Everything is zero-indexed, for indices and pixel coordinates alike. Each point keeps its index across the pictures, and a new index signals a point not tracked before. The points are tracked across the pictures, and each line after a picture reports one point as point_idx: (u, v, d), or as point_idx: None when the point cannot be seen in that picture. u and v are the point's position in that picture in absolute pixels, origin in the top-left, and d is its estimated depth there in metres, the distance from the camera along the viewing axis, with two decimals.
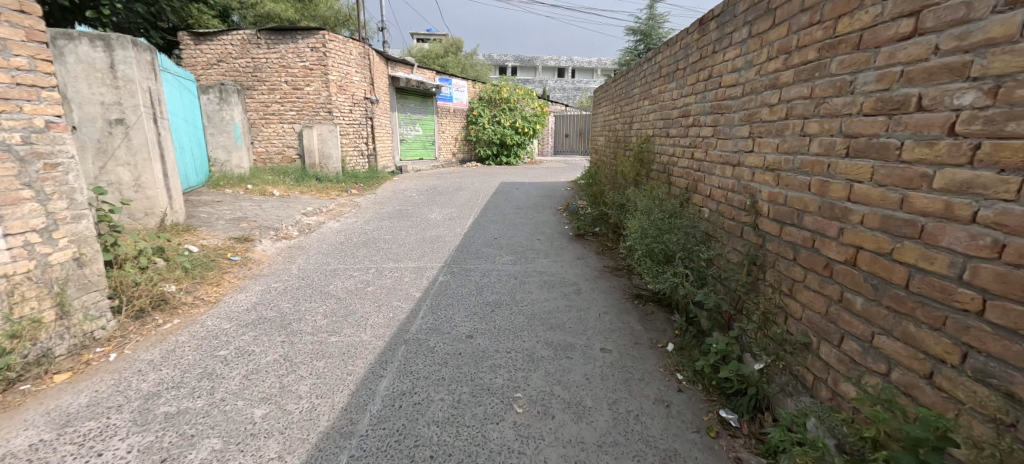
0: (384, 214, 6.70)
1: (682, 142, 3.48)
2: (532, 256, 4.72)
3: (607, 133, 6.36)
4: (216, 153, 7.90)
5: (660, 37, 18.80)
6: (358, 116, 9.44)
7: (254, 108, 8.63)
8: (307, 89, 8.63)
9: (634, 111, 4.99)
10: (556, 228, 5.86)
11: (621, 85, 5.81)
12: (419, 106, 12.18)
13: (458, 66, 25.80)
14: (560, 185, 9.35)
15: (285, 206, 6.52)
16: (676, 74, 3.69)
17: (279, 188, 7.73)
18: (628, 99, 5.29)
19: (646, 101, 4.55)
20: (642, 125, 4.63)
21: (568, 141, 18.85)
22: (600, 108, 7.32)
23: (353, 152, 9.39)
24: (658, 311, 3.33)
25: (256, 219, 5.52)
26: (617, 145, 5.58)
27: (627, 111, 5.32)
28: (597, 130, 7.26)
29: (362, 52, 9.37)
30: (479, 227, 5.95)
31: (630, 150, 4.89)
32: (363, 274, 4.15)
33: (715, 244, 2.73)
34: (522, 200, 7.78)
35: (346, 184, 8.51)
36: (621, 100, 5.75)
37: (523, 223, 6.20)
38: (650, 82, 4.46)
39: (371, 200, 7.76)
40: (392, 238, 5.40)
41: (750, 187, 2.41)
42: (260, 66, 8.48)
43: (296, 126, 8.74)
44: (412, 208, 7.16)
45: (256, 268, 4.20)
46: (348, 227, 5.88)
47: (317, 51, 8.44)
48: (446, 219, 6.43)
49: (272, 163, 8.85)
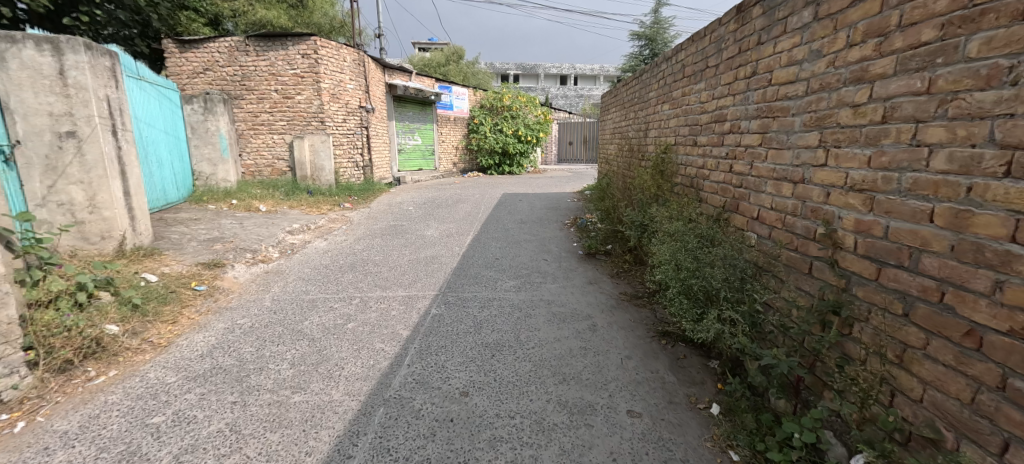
0: (376, 231, 6.16)
1: (715, 152, 2.93)
2: (538, 280, 4.17)
3: (618, 141, 5.82)
4: (200, 166, 7.43)
5: (665, 42, 18.44)
6: (352, 126, 8.97)
7: (242, 118, 8.16)
8: (298, 98, 8.16)
9: (651, 116, 4.45)
10: (564, 246, 5.31)
11: (634, 88, 5.28)
12: (418, 115, 11.71)
13: (460, 74, 25.45)
14: (566, 196, 8.81)
15: (269, 222, 6.01)
16: (704, 74, 3.15)
17: (266, 203, 7.24)
18: (643, 104, 4.75)
19: (666, 105, 4.01)
20: (661, 132, 4.09)
21: (572, 149, 18.35)
22: (610, 114, 6.78)
23: (347, 163, 8.90)
24: (691, 353, 2.77)
25: (233, 240, 5.00)
26: (631, 154, 5.04)
27: (642, 116, 4.79)
28: (606, 138, 6.74)
29: (357, 59, 8.91)
30: (478, 245, 5.41)
31: (647, 161, 4.34)
32: (345, 306, 3.61)
33: (770, 280, 2.17)
34: (526, 213, 7.23)
35: (339, 197, 8.03)
36: (634, 105, 5.21)
37: (528, 240, 5.66)
38: (670, 83, 3.91)
39: (364, 215, 7.25)
40: (383, 259, 4.87)
41: (823, 211, 1.86)
42: (248, 74, 8.02)
43: (287, 136, 8.27)
44: (407, 224, 6.62)
45: (224, 299, 3.68)
46: (335, 247, 5.34)
47: (309, 58, 8.00)
48: (444, 236, 5.89)
49: (261, 175, 8.36)
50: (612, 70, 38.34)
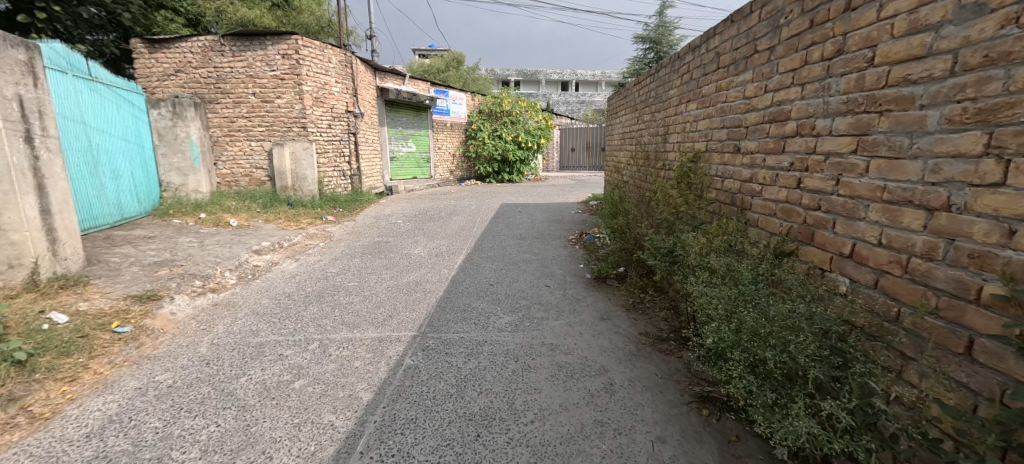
0: (357, 249, 5.45)
1: (770, 161, 2.22)
2: (539, 316, 3.45)
3: (631, 147, 5.13)
4: (168, 176, 6.74)
5: (671, 43, 17.81)
6: (338, 132, 8.28)
7: (218, 124, 7.45)
8: (277, 101, 7.46)
9: (673, 117, 3.73)
10: (569, 269, 4.58)
11: (649, 87, 4.57)
12: (412, 120, 11.05)
13: (459, 80, 24.98)
14: (569, 207, 8.10)
15: (235, 240, 5.31)
16: (751, 61, 2.46)
17: (239, 217, 6.55)
18: (662, 104, 4.04)
19: (693, 104, 3.31)
20: (688, 136, 3.37)
21: (575, 156, 17.68)
22: (619, 118, 6.09)
23: (332, 172, 8.21)
24: (745, 433, 2.06)
25: (184, 263, 4.30)
26: (648, 163, 4.31)
27: (661, 118, 4.08)
28: (615, 144, 6.06)
29: (343, 60, 8.24)
30: (471, 267, 4.69)
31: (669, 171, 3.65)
32: (299, 353, 2.89)
33: (886, 353, 1.47)
34: (526, 227, 6.51)
35: (322, 210, 7.35)
36: (649, 107, 4.51)
37: (528, 260, 4.93)
38: (699, 77, 3.20)
39: (347, 230, 6.55)
40: (358, 287, 4.15)
41: (994, 258, 1.18)
42: (224, 76, 7.32)
43: (266, 143, 7.58)
44: (393, 241, 5.90)
45: (149, 345, 2.97)
46: (306, 270, 4.63)
47: (290, 58, 7.32)
48: (432, 255, 5.18)
49: (238, 186, 7.65)
50: (614, 75, 37.88)
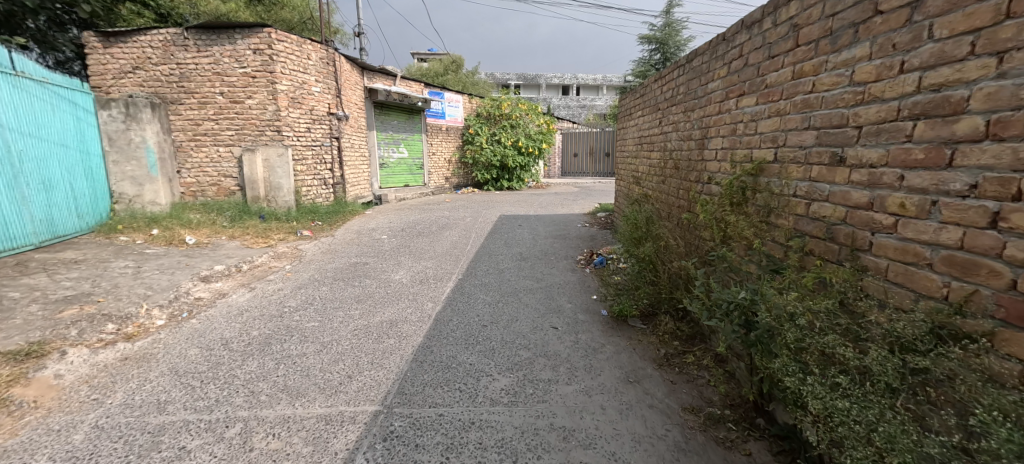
0: (327, 274, 4.60)
1: (918, 179, 1.42)
2: (545, 379, 2.60)
3: (653, 153, 4.31)
4: (120, 186, 5.89)
5: (677, 44, 17.08)
6: (319, 136, 7.39)
7: (181, 128, 6.59)
8: (248, 102, 6.59)
9: (717, 116, 2.90)
10: (581, 303, 3.75)
11: (676, 81, 3.74)
12: (404, 124, 10.23)
13: (458, 83, 24.33)
14: (575, 219, 7.26)
15: (181, 263, 4.46)
16: (868, 28, 1.64)
17: (198, 233, 5.72)
18: (699, 101, 3.20)
19: (750, 97, 2.49)
20: (743, 140, 2.54)
21: (578, 162, 16.86)
22: (635, 119, 5.26)
23: (312, 181, 7.33)
24: None
25: (103, 297, 3.47)
26: (680, 173, 3.47)
27: (697, 118, 3.24)
28: (631, 150, 5.24)
29: (325, 57, 7.41)
30: (461, 300, 3.84)
31: (714, 185, 2.81)
32: (207, 445, 2.05)
33: None
34: (527, 244, 5.68)
35: (298, 223, 6.53)
36: (678, 104, 3.68)
37: (530, 290, 4.08)
38: (761, 61, 2.37)
39: (322, 248, 5.72)
40: (317, 329, 3.30)
41: None
42: (188, 74, 6.46)
43: (236, 149, 6.70)
44: (372, 263, 5.05)
45: (5, 431, 2.14)
46: (258, 304, 3.78)
47: (262, 54, 6.48)
48: (416, 282, 4.34)
49: (204, 196, 6.77)
50: (615, 79, 37.20)
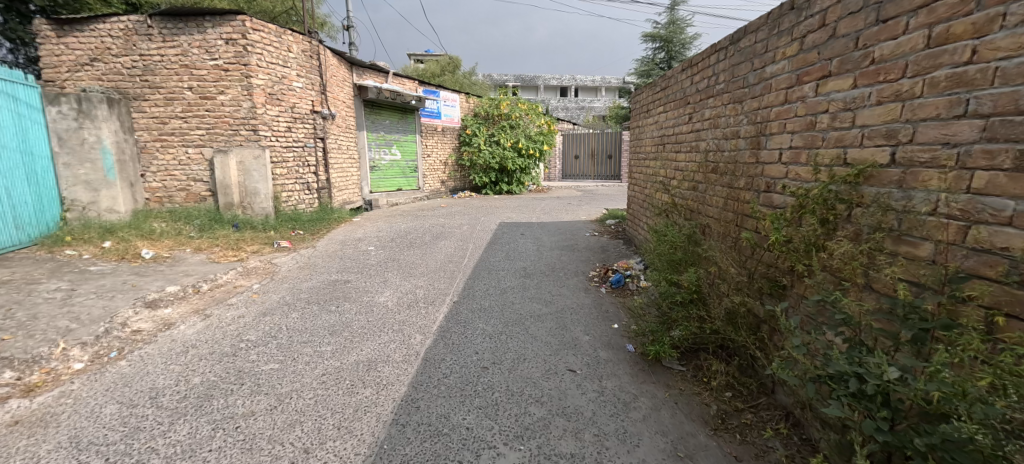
0: (299, 296, 3.93)
1: None
2: (567, 454, 1.95)
3: (683, 153, 3.66)
4: (72, 191, 5.19)
5: (682, 43, 16.55)
6: (302, 137, 6.69)
7: (146, 126, 5.91)
8: (219, 98, 5.90)
9: (783, 106, 2.26)
10: (601, 335, 3.11)
11: (714, 68, 3.11)
12: (397, 124, 9.57)
13: (456, 84, 23.68)
14: (582, 227, 6.62)
15: (126, 284, 3.79)
16: None
17: (159, 245, 5.04)
18: (752, 88, 2.57)
19: (840, 79, 1.86)
20: (830, 137, 1.91)
21: (579, 164, 16.25)
22: (654, 116, 4.62)
23: (294, 186, 6.61)
24: None
25: (12, 334, 2.80)
26: (724, 179, 2.83)
27: (748, 111, 2.61)
28: (652, 151, 4.60)
29: (308, 49, 6.72)
30: (456, 331, 3.19)
31: (786, 195, 2.16)
32: None
33: None
34: (532, 257, 5.03)
35: (275, 232, 5.86)
36: (717, 95, 3.05)
37: (538, 317, 3.43)
38: (864, 28, 1.74)
39: (299, 262, 5.05)
40: (275, 375, 2.64)
41: None
42: (152, 66, 5.79)
43: (207, 150, 6.00)
44: (354, 280, 4.38)
45: None
46: (210, 336, 3.11)
47: (235, 45, 5.81)
48: (403, 306, 3.68)
49: (172, 203, 6.09)
50: (615, 80, 36.70)
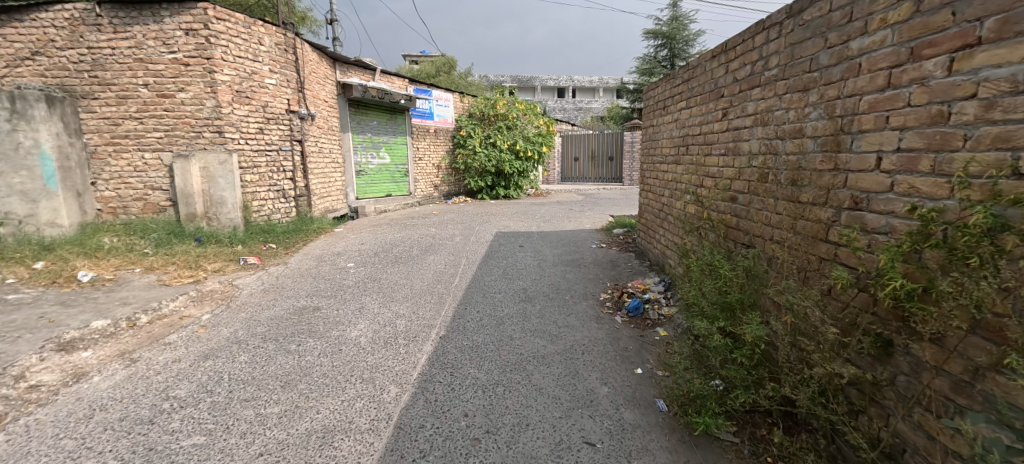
0: (254, 330, 3.27)
1: None
2: None
3: (715, 155, 3.03)
4: (6, 202, 4.42)
5: (684, 40, 16.00)
6: (276, 139, 6.03)
7: (96, 129, 5.25)
8: (180, 96, 5.24)
9: (883, 93, 1.65)
10: (623, 386, 2.47)
11: (761, 50, 2.48)
12: (385, 125, 8.91)
13: (451, 84, 23.06)
14: (587, 237, 5.98)
15: (43, 320, 3.13)
16: None
17: (103, 265, 4.38)
18: (826, 71, 1.94)
19: (1003, 47, 1.26)
20: (984, 134, 1.30)
21: (579, 166, 15.65)
22: (673, 112, 3.99)
23: (267, 194, 5.94)
24: None
25: None
26: (781, 190, 2.21)
27: (818, 102, 1.99)
28: (671, 153, 3.97)
29: (282, 43, 6.07)
30: (441, 382, 2.54)
31: (902, 216, 1.54)
32: None
33: None
34: (533, 276, 4.39)
35: (243, 247, 5.20)
36: (765, 83, 2.43)
37: (542, 359, 2.79)
38: None
39: (266, 282, 4.40)
40: (196, 454, 1.98)
41: None
42: (102, 61, 5.13)
43: (165, 155, 5.33)
44: (325, 307, 3.72)
45: None
46: (128, 393, 2.45)
47: (196, 36, 5.15)
48: (379, 344, 3.03)
49: (127, 214, 5.42)
50: (613, 80, 36.22)
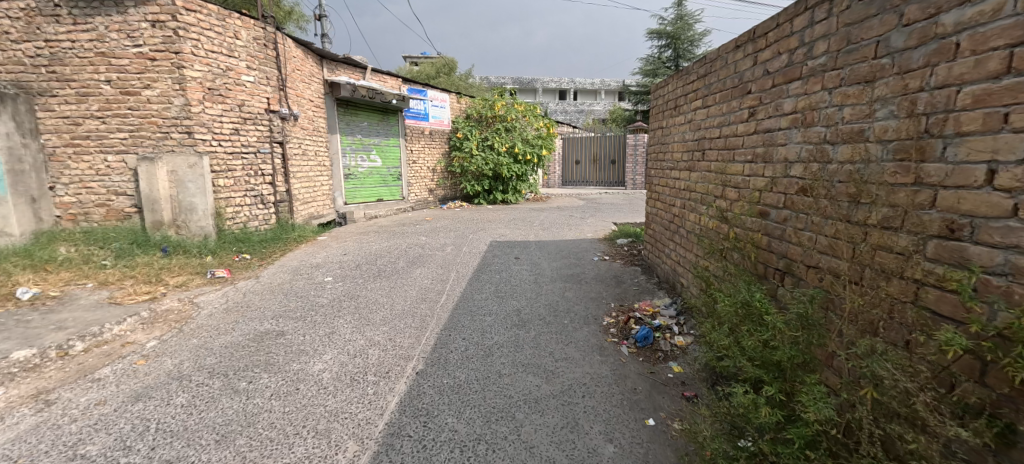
0: (201, 362, 2.81)
1: None
2: None
3: (741, 162, 2.58)
4: None
5: (688, 40, 15.59)
6: (253, 140, 5.60)
7: (54, 128, 4.82)
8: (146, 93, 4.82)
9: (997, 83, 1.21)
10: (632, 446, 2.01)
11: (803, 35, 2.03)
12: (377, 126, 8.48)
13: (451, 85, 22.63)
14: (589, 248, 5.52)
15: None
16: None
17: (50, 279, 3.93)
18: (901, 55, 1.50)
19: None
20: None
21: (579, 170, 15.21)
22: (685, 113, 3.55)
23: (243, 199, 5.50)
24: None
25: None
26: (831, 207, 1.76)
27: (888, 97, 1.55)
28: (684, 159, 3.52)
29: (261, 37, 5.64)
30: (410, 437, 2.08)
31: None
32: None
33: None
34: (528, 295, 3.93)
35: (212, 258, 4.75)
36: (808, 75, 1.98)
37: (534, 405, 2.33)
38: None
39: (230, 299, 3.94)
40: None
41: None
42: (61, 55, 4.72)
43: (130, 157, 4.90)
44: (290, 332, 3.26)
45: None
46: (26, 451, 2.01)
47: (164, 28, 4.73)
48: (344, 382, 2.57)
49: (89, 221, 4.99)
50: (615, 83, 35.83)
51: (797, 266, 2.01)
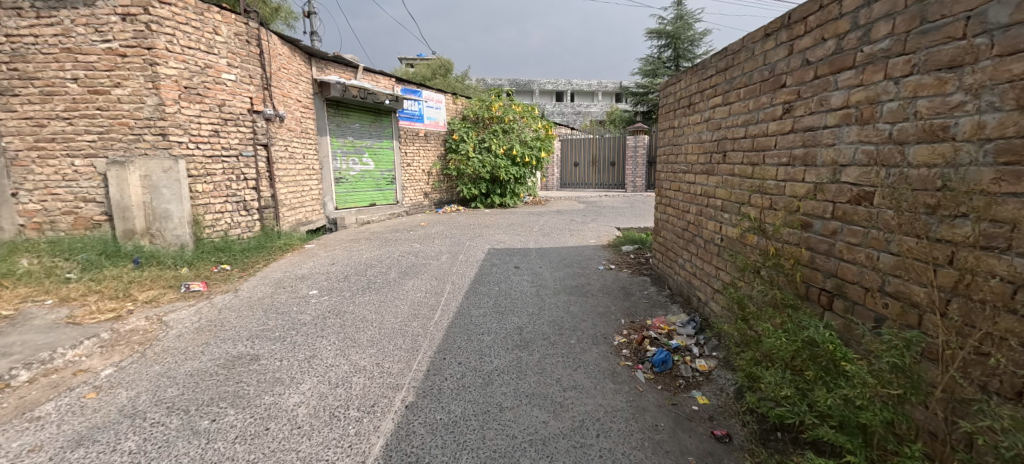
0: (160, 395, 2.47)
1: None
2: None
3: (774, 165, 2.26)
4: None
5: (688, 40, 15.34)
6: (235, 143, 5.26)
7: (17, 130, 4.46)
8: (116, 92, 4.47)
9: None
10: None
11: (858, 15, 1.72)
12: (369, 128, 8.14)
13: (448, 86, 22.29)
14: (594, 256, 5.19)
15: None
16: None
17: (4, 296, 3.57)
18: (1007, 33, 1.20)
19: None
20: None
21: (579, 172, 14.90)
22: (701, 111, 3.24)
23: (223, 205, 5.15)
24: None
25: None
26: (903, 220, 1.46)
27: (987, 86, 1.25)
28: (701, 161, 3.20)
29: (243, 33, 5.31)
30: None
31: None
32: None
33: None
34: (530, 310, 3.60)
35: (188, 269, 4.40)
36: (864, 63, 1.68)
37: (542, 448, 2.00)
38: None
39: (204, 317, 3.59)
40: None
41: None
42: (23, 52, 4.37)
43: (100, 161, 4.55)
44: (267, 356, 2.92)
45: None
46: None
47: (135, 22, 4.39)
48: (322, 419, 2.24)
49: (55, 230, 4.63)
50: (613, 84, 35.62)
51: (852, 288, 1.71)
